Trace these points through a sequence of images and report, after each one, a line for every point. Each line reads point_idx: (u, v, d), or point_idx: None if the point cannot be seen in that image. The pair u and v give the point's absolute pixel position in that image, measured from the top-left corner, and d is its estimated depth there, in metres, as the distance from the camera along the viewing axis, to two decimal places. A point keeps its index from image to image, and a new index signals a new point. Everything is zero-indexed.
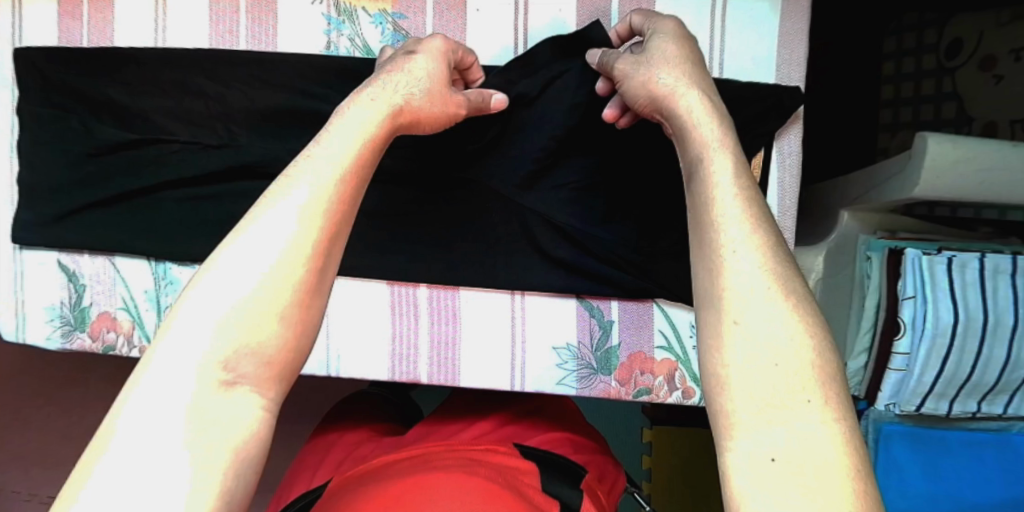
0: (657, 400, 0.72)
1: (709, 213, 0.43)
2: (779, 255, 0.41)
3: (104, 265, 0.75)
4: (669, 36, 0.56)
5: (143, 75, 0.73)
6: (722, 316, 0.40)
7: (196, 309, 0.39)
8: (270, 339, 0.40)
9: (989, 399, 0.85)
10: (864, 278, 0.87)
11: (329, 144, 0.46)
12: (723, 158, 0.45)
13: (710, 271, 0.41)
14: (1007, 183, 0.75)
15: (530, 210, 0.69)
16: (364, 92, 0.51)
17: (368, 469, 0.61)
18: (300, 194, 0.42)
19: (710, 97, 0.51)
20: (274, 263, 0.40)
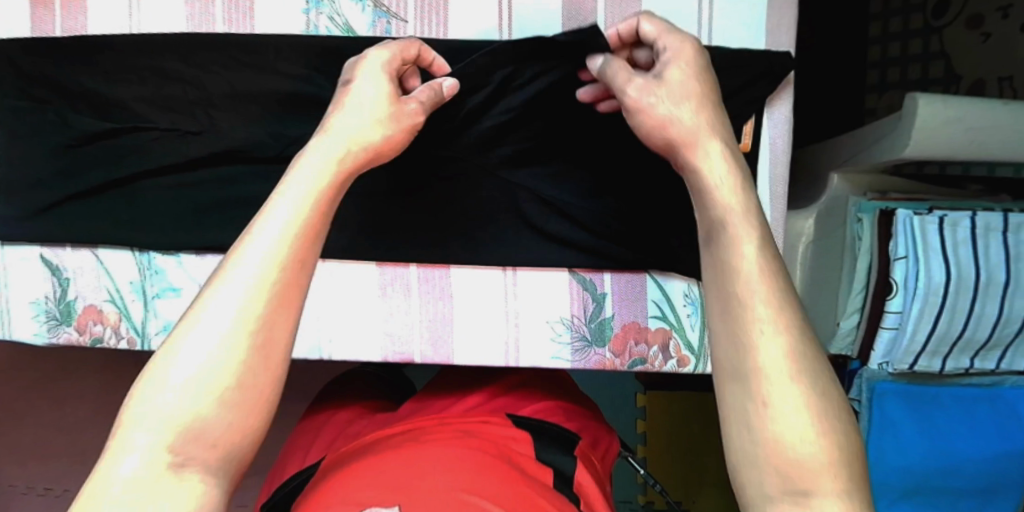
0: (652, 369, 0.72)
1: (738, 292, 0.43)
2: (802, 336, 0.42)
3: (88, 258, 0.74)
4: (689, 70, 0.52)
5: (118, 61, 0.71)
6: (752, 396, 0.41)
7: (160, 392, 0.41)
8: (226, 420, 0.42)
9: (982, 355, 0.85)
10: (855, 240, 0.87)
11: (278, 207, 0.46)
12: (747, 227, 0.45)
13: (740, 350, 0.42)
14: (1000, 142, 0.74)
15: (518, 185, 0.68)
16: (311, 145, 0.50)
17: (362, 445, 0.63)
18: (244, 273, 0.43)
19: (731, 151, 0.49)
20: (218, 345, 0.42)
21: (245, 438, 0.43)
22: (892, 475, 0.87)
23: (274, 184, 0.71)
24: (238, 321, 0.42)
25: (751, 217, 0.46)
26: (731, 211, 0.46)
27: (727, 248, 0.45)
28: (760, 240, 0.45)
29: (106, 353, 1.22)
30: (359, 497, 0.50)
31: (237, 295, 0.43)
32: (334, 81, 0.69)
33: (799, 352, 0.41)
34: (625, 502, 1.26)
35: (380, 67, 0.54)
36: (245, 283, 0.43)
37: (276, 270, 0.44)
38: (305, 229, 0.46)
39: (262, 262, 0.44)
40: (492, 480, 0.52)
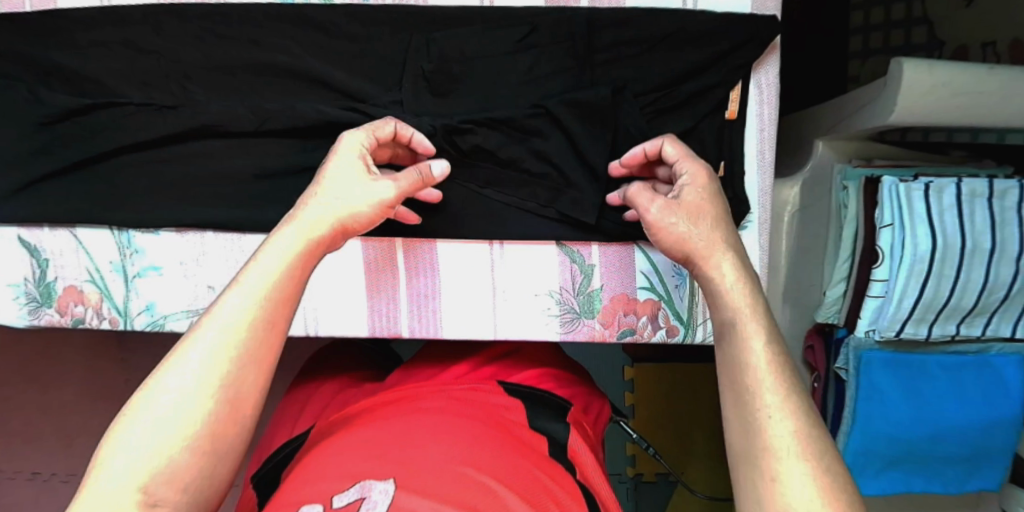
0: (641, 340, 0.71)
1: (745, 379, 0.47)
2: (810, 421, 0.45)
3: (66, 238, 0.73)
4: (701, 189, 0.57)
5: (89, 34, 0.69)
6: (760, 473, 0.43)
7: (132, 434, 0.42)
8: (186, 465, 0.43)
9: (968, 321, 0.86)
10: (841, 208, 0.89)
11: (255, 269, 0.50)
12: (756, 323, 0.49)
13: (747, 433, 0.45)
14: (987, 109, 0.74)
15: (504, 158, 0.67)
16: (291, 218, 0.55)
17: (357, 414, 0.64)
18: (214, 333, 0.47)
19: (735, 254, 0.54)
20: (187, 398, 0.44)
21: (198, 495, 0.43)
22: (880, 442, 0.87)
23: (254, 159, 0.69)
24: (207, 372, 0.45)
25: (757, 309, 0.50)
26: (733, 302, 0.50)
27: (732, 339, 0.49)
28: (767, 334, 0.49)
29: (91, 336, 1.21)
30: (354, 470, 0.51)
31: (211, 345, 0.46)
32: (313, 52, 0.68)
33: (809, 436, 0.44)
34: (615, 474, 1.27)
35: (359, 134, 0.59)
36: (216, 337, 0.47)
37: (243, 330, 0.48)
38: (275, 290, 0.50)
39: (235, 320, 0.47)
40: (487, 450, 0.55)
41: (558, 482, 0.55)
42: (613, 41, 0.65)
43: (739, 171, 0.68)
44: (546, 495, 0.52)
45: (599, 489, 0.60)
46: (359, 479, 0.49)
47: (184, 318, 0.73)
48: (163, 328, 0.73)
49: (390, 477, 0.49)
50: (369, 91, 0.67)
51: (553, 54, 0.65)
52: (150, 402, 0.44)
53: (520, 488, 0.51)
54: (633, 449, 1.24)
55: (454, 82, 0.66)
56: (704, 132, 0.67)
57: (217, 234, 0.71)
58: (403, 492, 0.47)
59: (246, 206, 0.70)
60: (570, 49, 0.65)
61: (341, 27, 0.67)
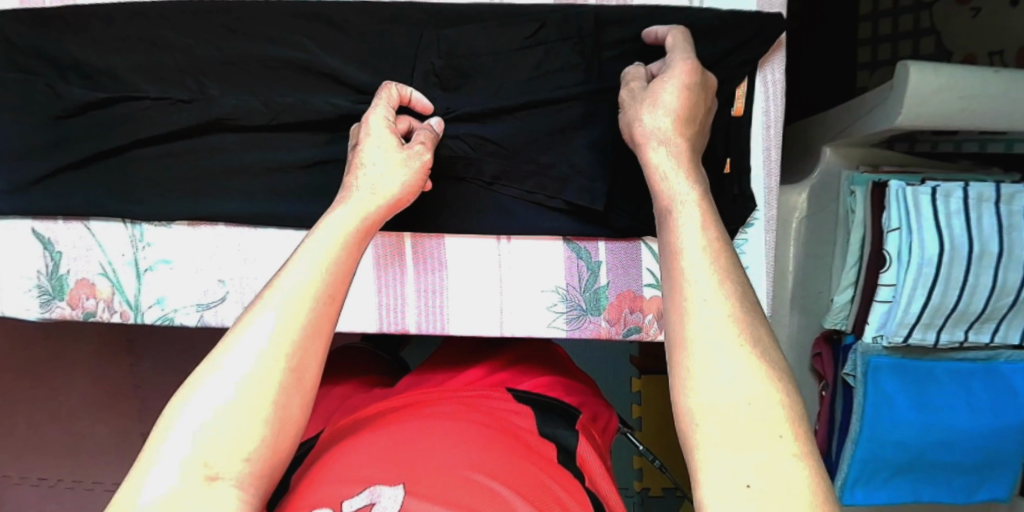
0: (648, 338, 0.71)
1: (677, 264, 0.45)
2: (744, 305, 0.43)
3: (80, 231, 0.74)
4: (676, 74, 0.56)
5: (108, 31, 0.70)
6: (689, 354, 0.41)
7: (193, 409, 0.43)
8: (254, 432, 0.43)
9: (976, 327, 0.86)
10: (849, 213, 0.89)
11: (313, 243, 0.51)
12: (695, 209, 0.47)
13: (677, 315, 0.43)
14: (992, 112, 0.75)
15: (512, 150, 0.68)
16: (343, 200, 0.56)
17: (366, 419, 0.64)
18: (278, 306, 0.47)
19: (687, 153, 0.53)
20: (254, 370, 0.45)
21: (268, 464, 0.44)
22: (887, 450, 0.86)
23: (265, 152, 0.70)
24: (276, 338, 0.46)
25: (697, 196, 0.48)
26: (676, 195, 0.49)
27: (668, 226, 0.48)
28: (702, 220, 0.47)
29: (98, 339, 1.21)
30: (366, 475, 0.51)
31: (276, 318, 0.46)
32: (325, 48, 0.69)
33: (743, 318, 0.42)
34: (623, 489, 1.25)
35: (381, 111, 0.61)
36: (281, 304, 0.47)
37: (309, 304, 0.48)
38: (334, 265, 0.51)
39: (299, 287, 0.48)
40: (496, 456, 0.55)
41: (568, 491, 0.54)
42: (620, 38, 0.67)
43: (745, 167, 0.68)
44: (557, 504, 0.51)
45: (608, 499, 0.59)
46: (370, 484, 0.50)
47: (193, 311, 0.73)
48: (172, 321, 0.74)
49: (400, 483, 0.49)
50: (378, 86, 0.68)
51: (561, 55, 0.67)
52: (211, 375, 0.44)
53: (529, 497, 0.51)
54: (641, 462, 1.24)
55: (464, 78, 0.68)
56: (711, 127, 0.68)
57: (227, 227, 0.72)
58: (413, 499, 0.47)
59: (258, 199, 0.71)
60: (578, 46, 0.67)
61: (353, 23, 0.68)
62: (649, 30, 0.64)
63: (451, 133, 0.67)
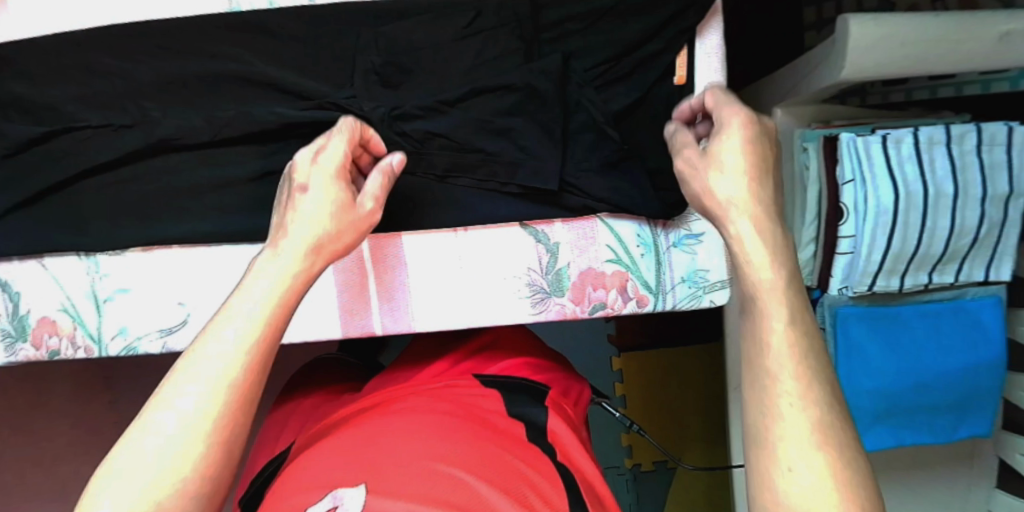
0: (614, 313, 0.72)
1: (765, 361, 0.47)
2: (829, 413, 0.45)
3: (36, 269, 0.72)
4: (738, 141, 0.55)
5: (42, 63, 0.69)
6: (776, 461, 0.44)
7: (125, 468, 0.43)
8: (190, 462, 0.43)
9: (940, 269, 0.87)
10: (803, 170, 0.90)
11: (245, 296, 0.50)
12: (778, 300, 0.48)
13: (765, 417, 0.46)
14: (936, 55, 0.75)
15: (460, 141, 0.67)
16: (275, 246, 0.55)
17: (333, 424, 0.64)
18: (205, 369, 0.46)
19: (766, 227, 0.52)
20: (174, 439, 0.44)
21: (204, 495, 0.44)
22: (863, 397, 0.88)
23: (215, 170, 0.70)
24: (220, 364, 0.46)
25: (782, 281, 0.49)
26: (756, 275, 0.50)
27: (756, 316, 0.49)
28: (789, 313, 0.48)
29: (77, 378, 1.20)
30: (329, 478, 0.51)
31: (203, 382, 0.45)
32: (262, 57, 0.69)
33: (824, 428, 0.44)
34: (613, 467, 1.27)
35: (340, 154, 0.59)
36: (210, 368, 0.46)
37: (238, 364, 0.47)
38: (269, 321, 0.50)
39: (230, 350, 0.47)
40: (460, 443, 0.55)
41: (536, 468, 0.55)
42: (559, 18, 0.66)
43: None
44: (526, 486, 0.52)
45: (581, 468, 0.60)
46: (332, 487, 0.50)
47: (157, 338, 0.73)
48: (137, 350, 0.73)
49: (361, 483, 0.49)
50: (321, 90, 0.67)
51: (500, 43, 0.67)
52: (133, 446, 0.43)
53: (497, 480, 0.51)
54: (630, 439, 1.25)
55: (406, 73, 0.67)
56: (655, 101, 0.68)
57: (182, 249, 0.71)
58: (376, 498, 0.47)
59: (212, 218, 0.70)
60: (518, 31, 0.67)
61: (289, 30, 0.68)
62: (704, 90, 0.61)
63: (395, 129, 0.67)
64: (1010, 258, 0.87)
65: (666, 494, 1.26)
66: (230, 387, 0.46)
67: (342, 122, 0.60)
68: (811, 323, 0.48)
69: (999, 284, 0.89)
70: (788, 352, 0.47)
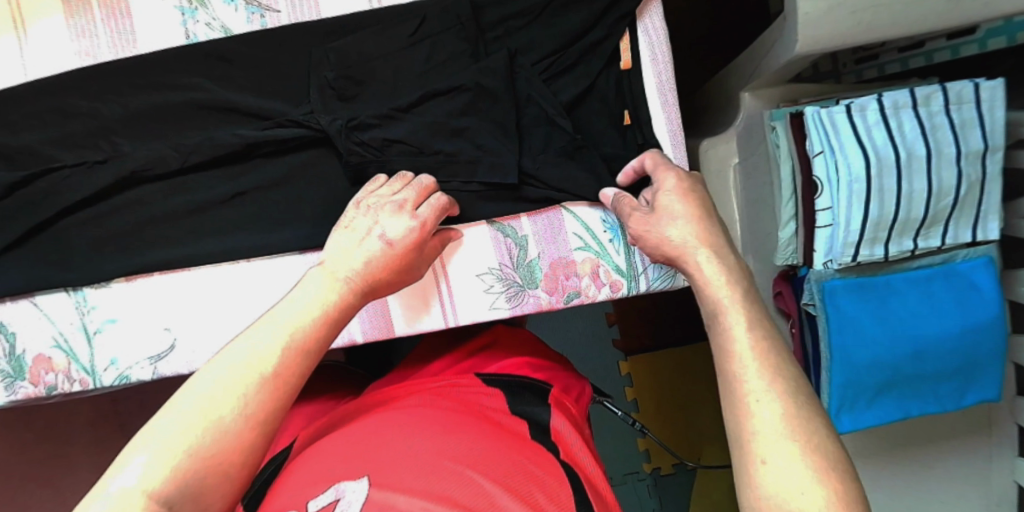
0: (589, 300, 0.74)
1: (730, 363, 0.48)
2: (797, 402, 0.45)
3: (27, 308, 0.73)
4: (676, 193, 0.60)
5: (17, 111, 0.73)
6: (751, 457, 0.44)
7: (186, 399, 0.47)
8: (236, 407, 0.48)
9: (924, 233, 0.83)
10: (776, 149, 0.88)
11: (304, 291, 0.58)
12: (737, 312, 0.50)
13: (737, 417, 0.46)
14: (897, 19, 0.71)
15: (418, 144, 0.71)
16: (328, 260, 0.62)
17: (334, 423, 0.65)
18: (270, 334, 0.53)
19: (719, 251, 0.55)
20: (234, 378, 0.49)
21: (250, 434, 0.48)
22: (866, 370, 0.83)
23: (188, 196, 0.74)
24: (280, 333, 0.53)
25: (740, 298, 0.51)
26: (717, 292, 0.52)
27: (719, 330, 0.50)
28: (750, 321, 0.50)
29: (96, 428, 1.14)
30: (330, 473, 0.52)
31: (266, 340, 0.52)
32: (222, 83, 0.74)
33: (794, 417, 0.44)
34: (632, 473, 1.23)
35: (428, 213, 0.65)
36: (272, 331, 0.53)
37: (295, 336, 0.54)
38: (324, 313, 0.57)
39: (289, 323, 0.54)
40: (458, 438, 0.55)
41: (542, 467, 0.54)
42: (502, 16, 0.73)
43: (644, 117, 0.73)
44: (533, 484, 0.51)
45: (585, 466, 0.59)
46: (334, 481, 0.50)
47: (147, 365, 0.73)
48: (130, 379, 0.74)
49: (363, 476, 0.50)
50: (283, 110, 0.74)
51: (446, 50, 0.73)
52: (196, 383, 0.48)
53: (501, 476, 0.51)
54: (647, 443, 1.22)
55: (360, 84, 0.72)
56: (603, 86, 0.74)
57: (163, 276, 0.74)
58: (378, 489, 0.48)
59: (189, 243, 0.74)
60: (461, 32, 0.72)
61: (246, 53, 0.74)
62: (625, 168, 0.69)
63: (354, 139, 0.71)
64: (996, 214, 0.82)
65: (690, 495, 1.22)
66: (280, 355, 0.52)
67: (438, 201, 0.66)
68: (774, 328, 0.50)
69: (989, 243, 0.84)
70: (753, 355, 0.48)
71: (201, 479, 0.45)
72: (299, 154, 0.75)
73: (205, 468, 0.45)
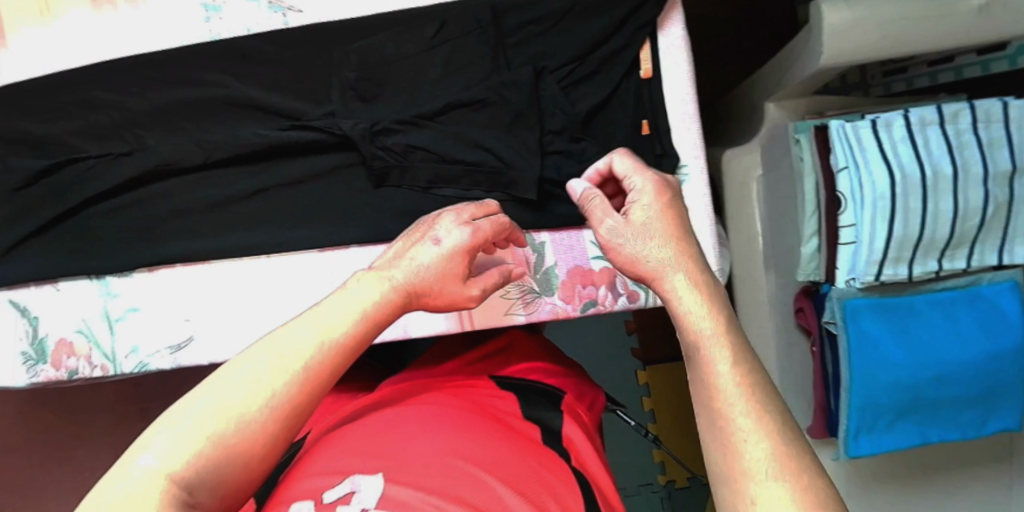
0: (605, 310, 0.74)
1: (713, 398, 0.40)
2: (789, 439, 0.38)
3: (50, 293, 0.75)
4: (653, 203, 0.52)
5: (44, 101, 0.75)
6: (739, 499, 0.37)
7: (222, 381, 0.41)
8: (272, 396, 0.41)
9: (949, 254, 0.81)
10: (799, 163, 0.86)
11: (365, 280, 0.50)
12: (720, 342, 0.42)
13: (724, 456, 0.39)
14: (922, 35, 0.69)
15: (441, 153, 0.72)
16: (391, 257, 0.53)
17: (344, 418, 0.64)
18: (322, 323, 0.45)
19: (698, 271, 0.47)
20: (277, 363, 0.42)
21: (280, 428, 0.41)
22: (887, 390, 0.81)
23: (209, 191, 0.75)
24: (329, 324, 0.45)
25: (723, 321, 0.44)
26: (696, 319, 0.44)
27: (700, 362, 0.43)
28: (735, 349, 0.42)
29: (115, 415, 1.12)
30: (346, 466, 0.51)
31: (313, 330, 0.44)
32: (245, 81, 0.75)
33: (786, 456, 0.37)
34: (646, 484, 1.21)
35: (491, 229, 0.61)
36: (322, 319, 0.45)
37: (348, 329, 0.46)
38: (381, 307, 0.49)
39: (341, 312, 0.46)
40: (471, 440, 0.55)
41: (553, 473, 0.54)
42: (522, 22, 0.74)
43: (663, 127, 0.74)
44: (545, 491, 0.51)
45: (596, 476, 0.58)
46: (348, 474, 0.50)
47: (167, 354, 0.74)
48: (149, 367, 0.74)
49: (378, 471, 0.49)
50: (305, 110, 0.74)
51: (466, 54, 0.73)
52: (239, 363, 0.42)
53: (515, 482, 0.50)
54: (662, 455, 1.21)
55: (380, 86, 0.74)
56: (623, 95, 0.75)
57: (186, 267, 0.75)
58: (392, 486, 0.47)
59: (209, 236, 0.75)
60: (482, 37, 0.73)
61: (268, 51, 0.75)
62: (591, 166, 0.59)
63: (377, 144, 0.72)
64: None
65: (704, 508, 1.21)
66: (326, 348, 0.44)
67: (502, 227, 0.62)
68: (756, 360, 0.42)
69: (1014, 268, 0.83)
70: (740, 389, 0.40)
71: (225, 469, 0.39)
72: (320, 156, 0.76)
73: (231, 460, 0.39)
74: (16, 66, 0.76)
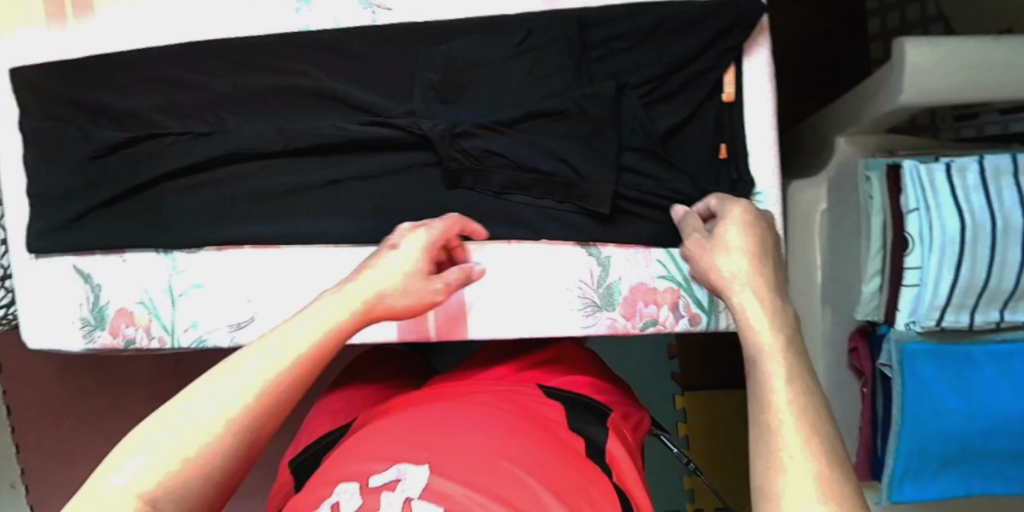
0: (665, 330, 0.74)
1: (765, 412, 0.41)
2: (837, 468, 0.37)
3: (115, 262, 0.76)
4: (737, 224, 0.57)
5: (131, 75, 0.77)
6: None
7: (195, 402, 0.44)
8: (226, 422, 0.44)
9: (1014, 306, 0.78)
10: (867, 201, 0.85)
11: (321, 306, 0.53)
12: (780, 362, 0.44)
13: (765, 470, 0.38)
14: (1005, 85, 0.68)
15: (519, 160, 0.72)
16: (351, 280, 0.56)
17: (394, 405, 0.65)
18: (272, 351, 0.48)
19: (773, 301, 0.50)
20: (227, 389, 0.45)
21: (239, 447, 0.44)
22: (932, 435, 0.79)
23: (283, 177, 0.76)
24: (278, 352, 0.48)
25: (785, 348, 0.45)
26: (762, 342, 0.46)
27: (759, 378, 0.44)
28: (795, 373, 0.43)
29: (153, 386, 1.13)
30: (393, 453, 0.51)
31: (265, 360, 0.47)
32: (328, 71, 0.76)
33: (829, 480, 0.36)
34: None
35: (445, 225, 0.64)
36: (281, 345, 0.48)
37: (294, 356, 0.48)
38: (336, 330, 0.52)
39: (300, 338, 0.49)
40: (517, 444, 0.54)
41: (595, 485, 0.53)
42: (608, 36, 0.73)
43: (741, 153, 0.74)
44: (584, 501, 0.50)
45: (635, 496, 0.58)
46: (396, 461, 0.50)
47: (225, 332, 0.75)
48: (206, 343, 0.75)
49: (425, 462, 0.49)
50: (385, 105, 0.75)
51: (549, 63, 0.73)
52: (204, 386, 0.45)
53: (555, 488, 0.50)
54: (692, 483, 1.19)
55: (461, 88, 0.74)
56: (703, 117, 0.74)
57: (253, 249, 0.75)
58: (437, 478, 0.47)
59: (280, 221, 0.75)
60: (567, 48, 0.73)
61: (353, 45, 0.75)
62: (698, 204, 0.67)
63: (455, 146, 0.73)
64: None
65: None
66: (277, 376, 0.47)
67: (453, 219, 0.65)
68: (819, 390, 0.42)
69: None
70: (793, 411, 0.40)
71: (192, 485, 0.42)
72: (395, 152, 0.76)
73: (194, 478, 0.42)
74: (108, 39, 0.77)
